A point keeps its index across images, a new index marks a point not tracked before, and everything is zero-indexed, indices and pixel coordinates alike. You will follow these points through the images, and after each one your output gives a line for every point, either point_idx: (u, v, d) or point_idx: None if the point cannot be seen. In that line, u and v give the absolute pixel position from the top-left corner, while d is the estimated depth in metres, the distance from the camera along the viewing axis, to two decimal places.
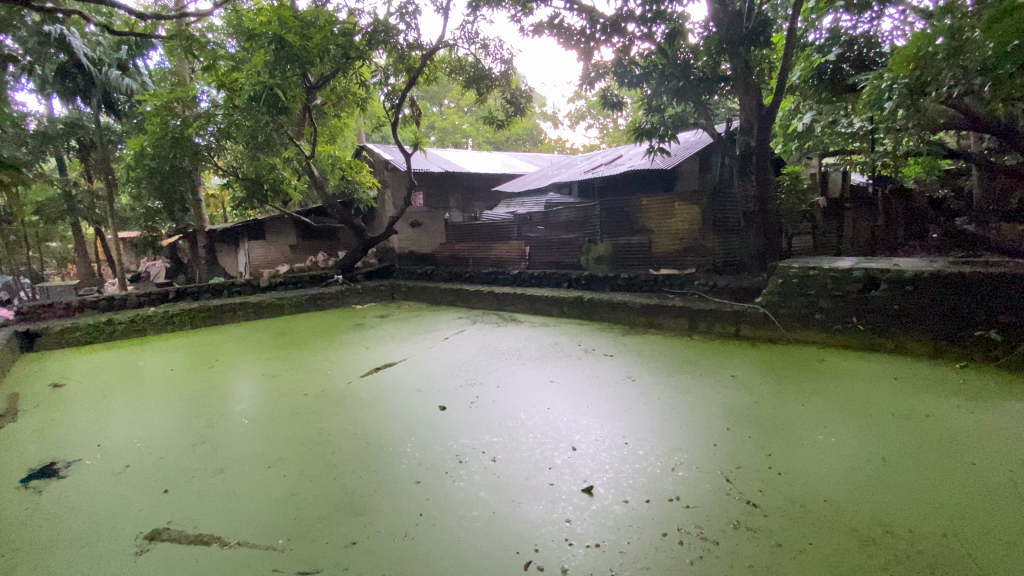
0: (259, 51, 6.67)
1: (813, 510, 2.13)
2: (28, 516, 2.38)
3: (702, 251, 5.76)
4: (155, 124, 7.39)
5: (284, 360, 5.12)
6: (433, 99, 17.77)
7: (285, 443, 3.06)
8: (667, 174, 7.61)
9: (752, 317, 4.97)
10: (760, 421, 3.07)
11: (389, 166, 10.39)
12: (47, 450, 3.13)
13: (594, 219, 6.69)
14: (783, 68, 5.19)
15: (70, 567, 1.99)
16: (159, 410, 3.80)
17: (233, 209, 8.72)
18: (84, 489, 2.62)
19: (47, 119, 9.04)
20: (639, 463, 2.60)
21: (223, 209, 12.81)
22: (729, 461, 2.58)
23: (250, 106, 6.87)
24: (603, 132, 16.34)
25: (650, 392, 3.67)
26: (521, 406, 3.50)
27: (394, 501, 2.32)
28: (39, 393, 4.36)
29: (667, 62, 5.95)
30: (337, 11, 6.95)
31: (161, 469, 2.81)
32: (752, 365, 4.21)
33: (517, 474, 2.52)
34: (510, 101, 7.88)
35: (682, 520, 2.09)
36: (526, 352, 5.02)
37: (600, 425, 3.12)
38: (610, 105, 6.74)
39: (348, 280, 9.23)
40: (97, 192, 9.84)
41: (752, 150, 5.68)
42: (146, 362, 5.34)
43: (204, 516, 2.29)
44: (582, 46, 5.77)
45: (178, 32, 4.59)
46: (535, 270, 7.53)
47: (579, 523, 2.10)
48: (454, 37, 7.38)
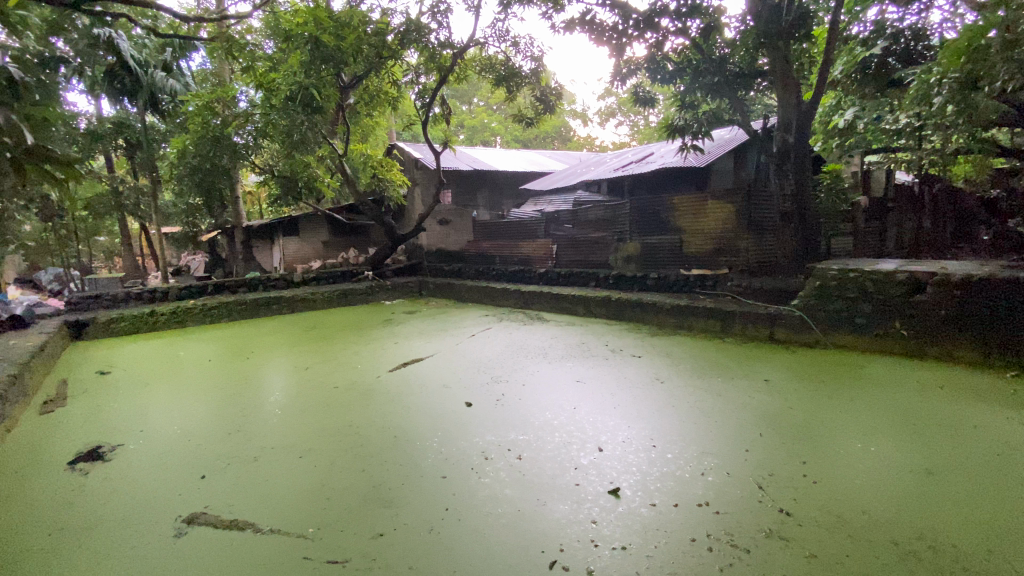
0: (294, 51, 6.85)
1: (851, 522, 2.04)
2: (75, 496, 2.50)
3: (736, 250, 5.57)
4: (196, 124, 7.67)
5: (315, 353, 5.23)
6: (463, 97, 17.83)
7: (316, 434, 3.13)
8: (699, 173, 7.45)
9: (787, 321, 4.81)
10: (794, 427, 2.97)
11: (419, 164, 10.51)
12: (94, 434, 3.30)
13: (623, 218, 6.60)
14: (825, 62, 5.01)
15: (112, 546, 2.07)
16: (195, 400, 3.92)
17: (269, 206, 8.91)
18: (125, 473, 2.73)
19: (96, 118, 9.43)
20: (667, 466, 2.55)
21: (259, 207, 13.21)
22: (761, 467, 2.51)
23: (286, 106, 7.06)
24: (634, 129, 16.14)
25: (678, 394, 3.62)
26: (548, 406, 3.47)
27: (420, 494, 2.35)
28: (87, 380, 4.59)
29: (701, 58, 5.82)
30: (370, 11, 7.02)
31: (199, 455, 2.91)
32: (787, 369, 4.08)
33: (542, 473, 2.51)
34: (540, 98, 7.86)
35: (711, 526, 2.04)
36: (552, 351, 4.99)
37: (627, 427, 3.08)
38: (642, 101, 6.60)
39: (377, 276, 9.37)
40: (142, 189, 10.21)
41: (790, 147, 5.51)
42: (184, 353, 5.54)
43: (239, 503, 2.36)
44: (614, 42, 5.70)
45: (218, 34, 4.69)
46: (562, 269, 7.49)
47: (604, 524, 2.08)
48: (484, 34, 7.37)
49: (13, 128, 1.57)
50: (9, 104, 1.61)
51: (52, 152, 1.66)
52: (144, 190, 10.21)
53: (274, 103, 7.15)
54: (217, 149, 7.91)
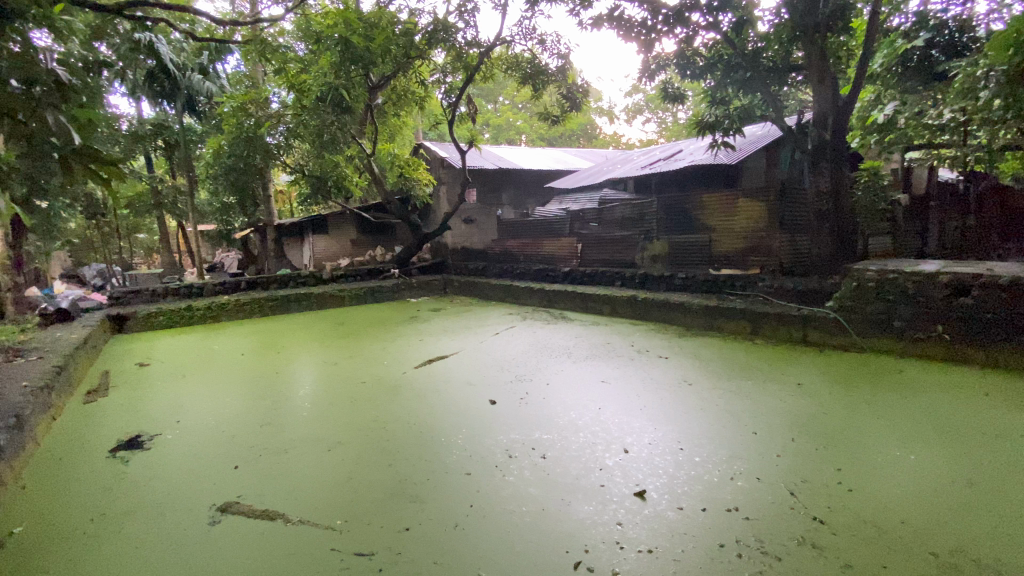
0: (325, 53, 6.99)
1: (889, 532, 1.97)
2: (116, 482, 2.61)
3: (768, 251, 5.52)
4: (231, 125, 7.91)
5: (342, 349, 5.31)
6: (489, 96, 17.84)
7: (343, 428, 3.19)
8: (730, 170, 7.29)
9: (820, 323, 4.66)
10: (828, 433, 2.88)
11: (444, 163, 10.60)
12: (133, 423, 3.43)
13: (651, 216, 6.52)
14: (864, 56, 4.83)
15: (150, 532, 2.15)
16: (228, 392, 4.03)
17: (299, 205, 9.11)
18: (162, 461, 2.84)
19: (138, 120, 9.80)
20: (695, 470, 2.50)
21: (290, 206, 13.53)
22: (793, 473, 2.44)
23: (316, 106, 7.22)
24: (662, 126, 15.88)
25: (707, 396, 3.54)
26: (572, 406, 3.45)
27: (445, 490, 2.36)
28: (127, 371, 4.79)
29: (733, 52, 5.68)
30: (399, 11, 7.09)
31: (233, 446, 3.00)
32: (821, 373, 3.96)
33: (567, 473, 2.50)
34: (566, 96, 7.82)
35: (740, 532, 1.99)
36: (577, 350, 4.95)
37: (654, 429, 3.03)
38: (671, 98, 6.48)
39: (403, 274, 9.49)
40: (179, 187, 10.55)
41: (826, 143, 5.34)
42: (218, 346, 5.71)
43: (269, 494, 2.41)
44: (642, 38, 5.61)
45: (252, 37, 4.82)
46: (586, 268, 7.43)
47: (630, 526, 2.05)
48: (511, 33, 7.36)
49: (61, 127, 1.62)
50: (57, 104, 1.65)
51: (97, 149, 1.70)
52: (181, 189, 10.54)
53: (305, 104, 7.31)
54: (250, 149, 8.13)
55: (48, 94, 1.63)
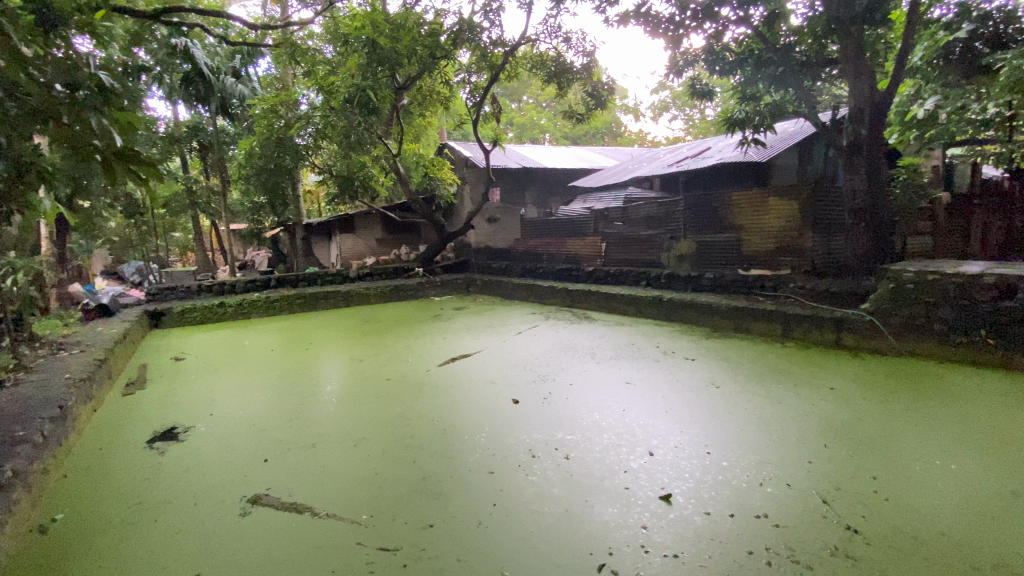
0: (353, 55, 7.13)
1: (927, 544, 1.89)
2: (152, 473, 2.70)
3: (800, 251, 5.37)
4: (263, 127, 8.13)
5: (367, 346, 5.40)
6: (513, 95, 17.84)
7: (368, 424, 3.24)
8: (760, 168, 7.11)
9: (855, 326, 4.51)
10: (862, 439, 2.78)
11: (469, 163, 10.66)
12: (169, 416, 3.55)
13: (677, 215, 6.41)
14: (902, 50, 4.66)
15: (183, 522, 2.21)
16: (257, 387, 4.13)
17: (327, 204, 9.28)
18: (196, 453, 2.93)
19: (174, 122, 10.13)
20: (723, 474, 2.45)
21: (318, 205, 13.80)
22: (825, 480, 2.36)
23: (344, 107, 7.35)
24: (688, 123, 15.62)
25: (735, 399, 3.46)
26: (596, 406, 3.42)
27: (468, 488, 2.37)
28: (163, 365, 4.96)
29: (765, 47, 5.52)
30: (425, 12, 7.15)
31: (263, 439, 3.08)
32: (855, 377, 3.83)
33: (591, 474, 2.48)
34: (591, 94, 7.78)
35: (770, 539, 1.94)
36: (601, 351, 4.91)
37: (680, 432, 2.98)
38: (699, 94, 6.35)
39: (427, 273, 9.59)
40: (213, 188, 10.86)
41: (863, 139, 5.17)
42: (249, 342, 5.87)
43: (297, 487, 2.47)
44: (670, 34, 5.53)
45: (283, 40, 4.92)
46: (610, 267, 7.37)
47: (656, 530, 2.02)
48: (536, 31, 7.34)
49: (104, 131, 1.69)
50: (100, 108, 1.72)
51: (137, 152, 1.78)
52: (214, 189, 10.85)
53: (333, 105, 7.46)
54: (280, 150, 8.33)
55: (93, 100, 1.70)
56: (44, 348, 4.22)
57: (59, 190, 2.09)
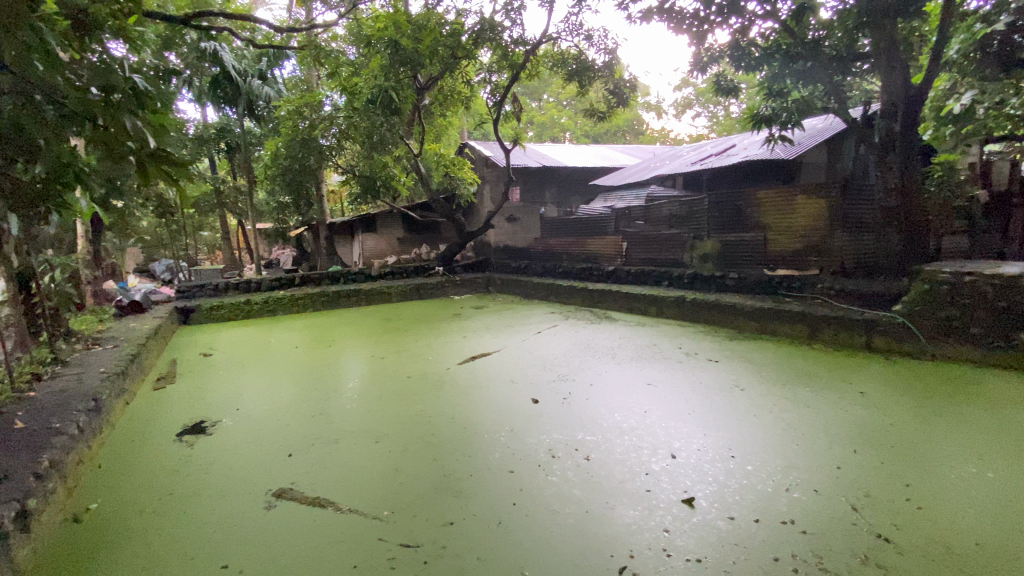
0: (376, 56, 7.22)
1: (962, 555, 1.82)
2: (181, 465, 2.78)
3: (828, 251, 5.23)
4: (288, 128, 8.29)
5: (389, 344, 5.45)
6: (533, 94, 17.80)
7: (389, 421, 3.26)
8: (787, 166, 6.94)
9: (887, 328, 4.37)
10: (894, 445, 2.69)
11: (489, 162, 10.68)
12: (198, 410, 3.65)
13: (701, 213, 6.31)
14: (937, 43, 4.49)
15: (210, 514, 2.27)
16: (282, 383, 4.21)
17: (350, 204, 9.40)
18: (223, 447, 3.00)
19: (203, 124, 10.39)
20: (748, 479, 2.40)
21: (341, 205, 14.03)
22: (855, 487, 2.30)
23: (366, 108, 7.44)
24: (712, 120, 15.38)
25: (760, 402, 3.40)
26: (616, 407, 3.39)
27: (488, 486, 2.38)
28: (192, 360, 5.10)
29: (793, 41, 5.39)
30: (446, 12, 7.18)
31: (287, 434, 3.13)
32: (887, 382, 3.71)
33: (612, 476, 2.45)
34: (613, 92, 7.72)
35: (797, 546, 1.89)
36: (621, 351, 4.87)
37: (703, 435, 2.93)
38: (724, 91, 6.23)
39: (447, 272, 9.65)
40: (239, 188, 11.10)
41: (895, 136, 5.01)
42: (273, 339, 5.99)
43: (321, 482, 2.51)
44: (694, 29, 5.44)
45: (307, 42, 5.00)
46: (631, 267, 7.30)
47: (678, 534, 1.99)
48: (557, 29, 7.30)
49: (138, 133, 1.74)
50: (134, 110, 1.77)
51: (168, 153, 1.83)
52: (241, 189, 11.10)
53: (356, 105, 7.56)
54: (305, 150, 8.48)
55: (127, 102, 1.75)
56: (80, 343, 4.37)
57: (93, 191, 2.16)
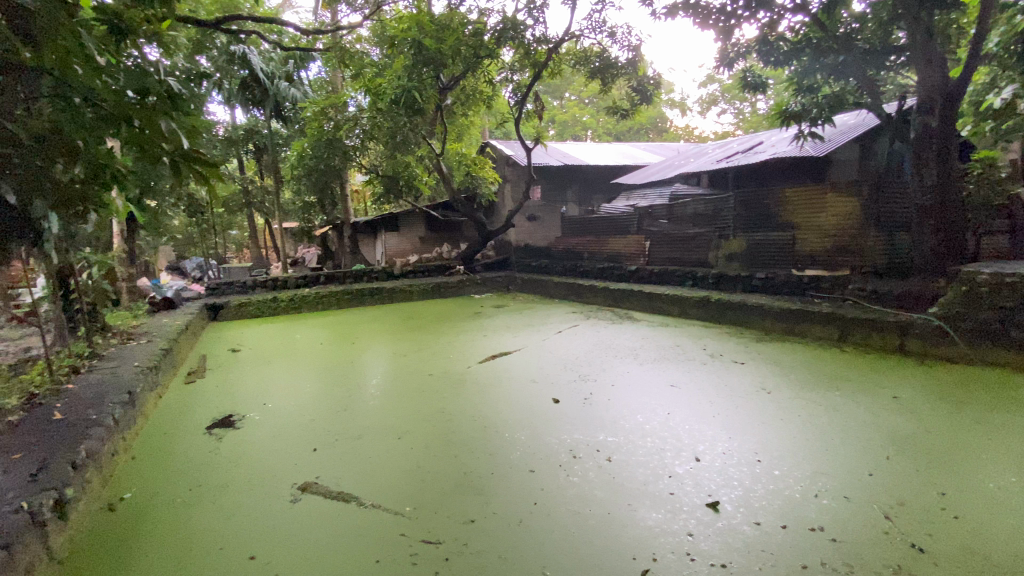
0: (399, 57, 7.30)
1: (1001, 568, 1.75)
2: (211, 457, 2.87)
3: (860, 250, 5.10)
4: (313, 128, 8.43)
5: (411, 342, 5.51)
6: (555, 92, 17.75)
7: (411, 418, 3.31)
8: (816, 163, 6.75)
9: (922, 331, 4.21)
10: (929, 452, 2.60)
11: (511, 161, 10.69)
12: (227, 404, 3.74)
13: (726, 212, 6.20)
14: (978, 34, 4.31)
15: (238, 506, 2.33)
16: (307, 379, 4.29)
17: (373, 203, 9.52)
18: (251, 440, 3.08)
19: (232, 126, 10.64)
20: (774, 483, 2.35)
21: (364, 204, 14.23)
22: (887, 494, 2.23)
23: (390, 108, 7.53)
24: (738, 117, 15.09)
25: (788, 406, 3.31)
26: (639, 409, 3.36)
27: (509, 485, 2.38)
28: (221, 356, 5.24)
29: (824, 36, 5.23)
30: (469, 11, 7.21)
31: (312, 429, 3.19)
32: (922, 387, 3.58)
33: (634, 478, 2.43)
34: (637, 89, 7.64)
35: (826, 553, 1.85)
36: (644, 352, 4.82)
37: (728, 438, 2.88)
38: (751, 87, 6.11)
39: (468, 271, 9.69)
40: (267, 188, 11.34)
41: (932, 132, 4.82)
42: (299, 336, 6.11)
43: (345, 477, 2.55)
44: (721, 25, 5.34)
45: (333, 44, 5.07)
46: (654, 266, 7.21)
47: (702, 538, 1.96)
48: (580, 27, 7.25)
49: (174, 136, 1.79)
50: (170, 112, 1.81)
51: (202, 153, 1.87)
52: (268, 189, 11.34)
53: (379, 106, 7.64)
54: (330, 151, 8.61)
55: (164, 104, 1.80)
56: (116, 337, 4.54)
57: (129, 192, 2.24)
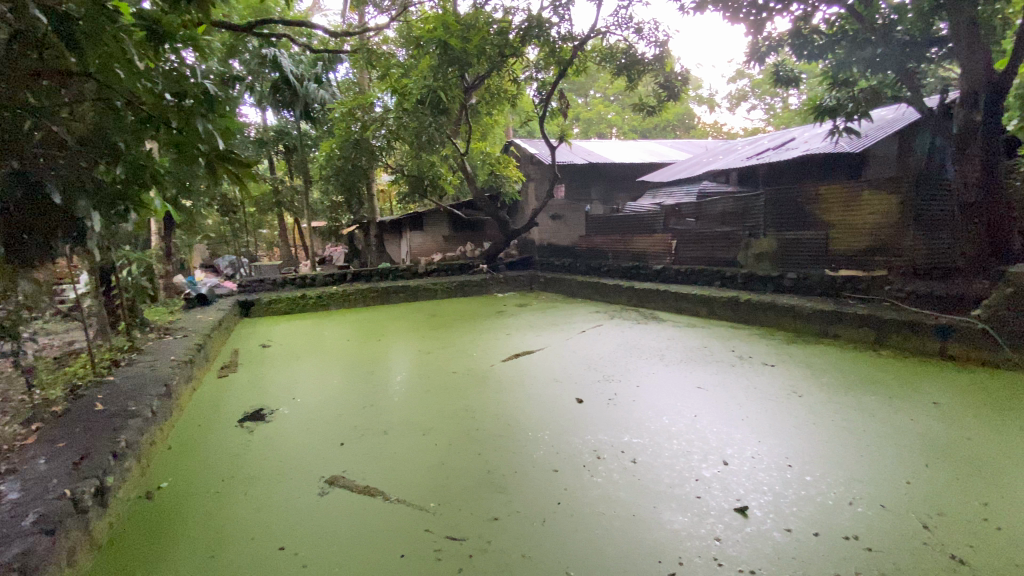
0: (425, 57, 7.37)
1: None
2: (243, 449, 2.95)
3: (897, 250, 4.91)
4: (341, 129, 8.57)
5: (435, 340, 5.55)
6: (580, 90, 17.66)
7: (435, 415, 3.33)
8: (852, 159, 6.53)
9: (965, 334, 4.02)
10: (972, 461, 2.48)
11: (535, 159, 10.67)
12: (258, 398, 3.85)
13: (756, 210, 6.05)
14: None
15: (268, 498, 2.39)
16: (334, 375, 4.37)
17: (398, 202, 9.63)
18: (280, 434, 3.15)
19: (263, 127, 10.92)
20: (806, 490, 2.28)
21: (390, 203, 14.41)
22: (926, 503, 2.14)
23: (416, 108, 7.61)
24: (769, 113, 14.70)
25: (820, 410, 3.22)
26: (664, 410, 3.31)
27: (532, 485, 2.38)
28: (252, 351, 5.38)
29: (860, 28, 5.06)
30: (494, 10, 7.22)
31: (339, 424, 3.25)
32: (965, 393, 3.42)
33: (659, 480, 2.40)
34: (664, 85, 7.53)
35: (860, 563, 1.79)
36: (670, 353, 4.75)
37: (757, 442, 2.81)
38: (783, 82, 5.96)
39: (492, 270, 9.72)
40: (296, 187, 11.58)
41: (976, 126, 4.61)
42: (326, 333, 6.22)
43: (371, 471, 2.59)
44: (752, 18, 5.23)
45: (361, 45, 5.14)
46: (680, 265, 7.10)
47: (730, 543, 1.92)
48: (606, 23, 7.17)
49: (210, 137, 1.86)
50: (207, 114, 1.88)
51: (236, 154, 1.93)
52: (298, 189, 11.58)
53: (405, 106, 7.72)
54: (357, 151, 8.76)
55: (200, 106, 1.86)
56: (153, 332, 4.71)
57: (168, 192, 2.33)
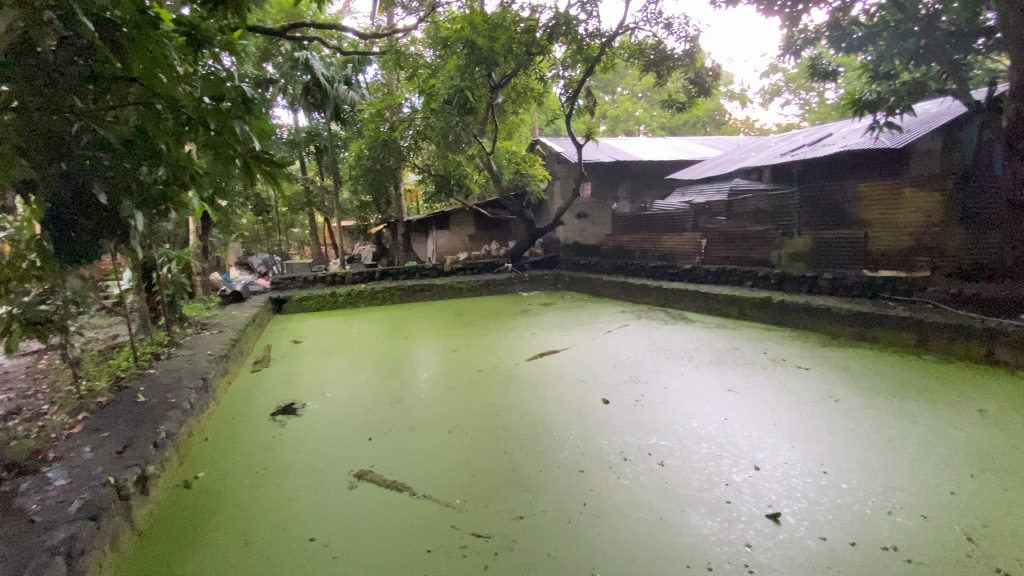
0: (451, 57, 7.47)
1: None
2: (275, 442, 3.03)
3: (941, 249, 4.70)
4: (370, 129, 8.71)
5: (460, 338, 5.59)
6: (607, 88, 17.49)
7: (461, 413, 3.35)
8: (893, 155, 6.26)
9: (1014, 338, 3.81)
10: (1021, 472, 2.35)
11: (561, 158, 10.62)
12: (290, 393, 3.95)
13: (791, 208, 5.87)
14: None
15: (299, 490, 2.45)
16: (362, 372, 4.45)
17: (425, 201, 9.73)
18: (311, 428, 3.23)
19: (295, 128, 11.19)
20: (842, 498, 2.21)
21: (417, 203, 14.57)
22: (971, 515, 2.04)
23: (443, 108, 7.68)
24: (803, 108, 14.26)
25: (857, 416, 3.11)
26: (693, 413, 3.25)
27: (558, 484, 2.37)
28: (284, 347, 5.53)
29: (903, 18, 4.85)
30: (521, 9, 7.20)
31: (367, 420, 3.31)
32: (1016, 400, 3.24)
33: (687, 483, 2.36)
34: (694, 81, 7.39)
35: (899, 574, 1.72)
36: (699, 354, 4.67)
37: (790, 447, 2.73)
38: (820, 75, 5.75)
39: (517, 269, 9.72)
40: (326, 187, 11.81)
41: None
42: (354, 330, 6.34)
43: (398, 467, 2.62)
44: (787, 11, 5.07)
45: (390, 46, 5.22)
46: (710, 265, 6.96)
47: (761, 551, 1.87)
48: (635, 19, 7.08)
49: (247, 138, 1.92)
50: (243, 116, 1.93)
51: (271, 155, 1.99)
52: (328, 188, 11.81)
53: (433, 106, 7.80)
54: (385, 151, 8.89)
55: (236, 109, 1.91)
56: (191, 327, 4.89)
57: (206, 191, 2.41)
